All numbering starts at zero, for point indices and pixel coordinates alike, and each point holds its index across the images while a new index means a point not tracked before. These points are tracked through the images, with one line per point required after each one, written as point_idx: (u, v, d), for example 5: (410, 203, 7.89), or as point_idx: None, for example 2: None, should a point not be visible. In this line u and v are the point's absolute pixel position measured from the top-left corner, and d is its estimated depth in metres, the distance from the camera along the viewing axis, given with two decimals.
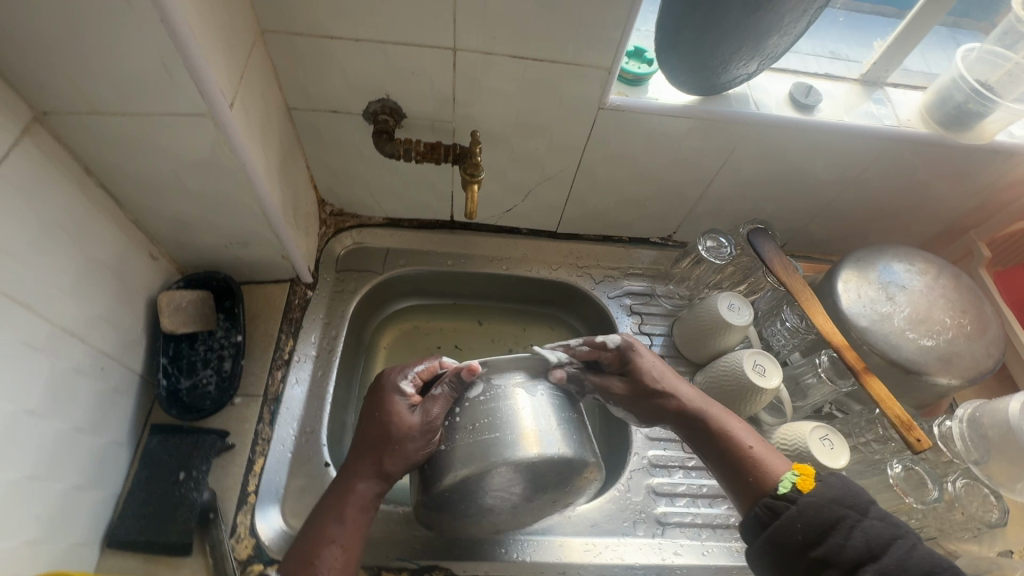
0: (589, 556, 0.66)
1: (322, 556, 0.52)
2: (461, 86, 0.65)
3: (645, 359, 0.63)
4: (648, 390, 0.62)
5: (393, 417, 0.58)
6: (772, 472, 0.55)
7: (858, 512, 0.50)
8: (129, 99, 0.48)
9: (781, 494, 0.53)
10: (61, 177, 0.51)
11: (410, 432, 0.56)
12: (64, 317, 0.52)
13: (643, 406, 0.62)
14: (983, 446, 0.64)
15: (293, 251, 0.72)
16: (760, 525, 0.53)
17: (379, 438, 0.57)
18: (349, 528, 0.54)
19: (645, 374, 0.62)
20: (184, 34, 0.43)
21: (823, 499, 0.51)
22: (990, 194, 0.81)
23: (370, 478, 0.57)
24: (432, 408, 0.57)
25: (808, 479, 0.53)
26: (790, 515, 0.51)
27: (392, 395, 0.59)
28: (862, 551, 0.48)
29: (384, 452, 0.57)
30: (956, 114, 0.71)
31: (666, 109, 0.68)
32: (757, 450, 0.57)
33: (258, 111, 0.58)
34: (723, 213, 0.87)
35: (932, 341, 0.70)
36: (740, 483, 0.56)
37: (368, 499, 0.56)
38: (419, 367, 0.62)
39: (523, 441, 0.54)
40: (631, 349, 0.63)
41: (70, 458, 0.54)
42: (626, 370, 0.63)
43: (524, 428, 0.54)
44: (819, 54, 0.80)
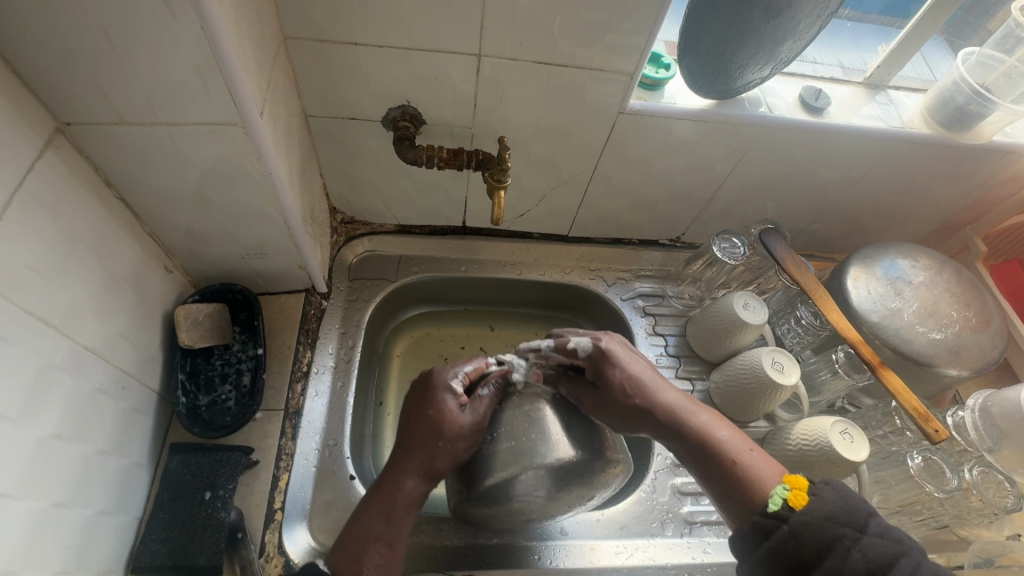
0: (620, 558, 0.66)
1: (368, 554, 0.51)
2: (483, 91, 0.65)
3: (618, 366, 0.59)
4: (618, 398, 0.58)
5: (445, 416, 0.56)
6: (759, 485, 0.51)
7: (855, 529, 0.46)
8: (158, 108, 0.46)
9: (773, 512, 0.49)
10: (83, 190, 0.49)
11: (461, 432, 0.56)
12: (86, 334, 0.50)
13: (619, 417, 0.59)
14: (995, 434, 0.66)
15: (311, 261, 0.70)
16: (750, 543, 0.50)
17: (430, 435, 0.56)
18: (394, 528, 0.53)
19: (617, 387, 0.58)
20: (223, 42, 0.42)
21: (819, 517, 0.47)
22: (986, 192, 0.84)
23: (418, 477, 0.55)
24: (480, 408, 0.57)
25: (799, 493, 0.49)
26: (780, 535, 0.48)
27: (442, 395, 0.58)
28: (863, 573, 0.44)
29: (435, 450, 0.55)
30: (958, 115, 0.73)
31: (684, 113, 0.69)
32: (748, 460, 0.53)
33: (283, 119, 0.57)
34: (733, 213, 0.89)
35: (941, 334, 0.73)
36: (728, 497, 0.53)
37: (415, 499, 0.54)
38: (468, 367, 0.60)
39: (561, 444, 0.56)
40: (604, 355, 0.59)
41: (94, 483, 0.51)
42: (598, 379, 0.59)
43: (562, 433, 0.57)
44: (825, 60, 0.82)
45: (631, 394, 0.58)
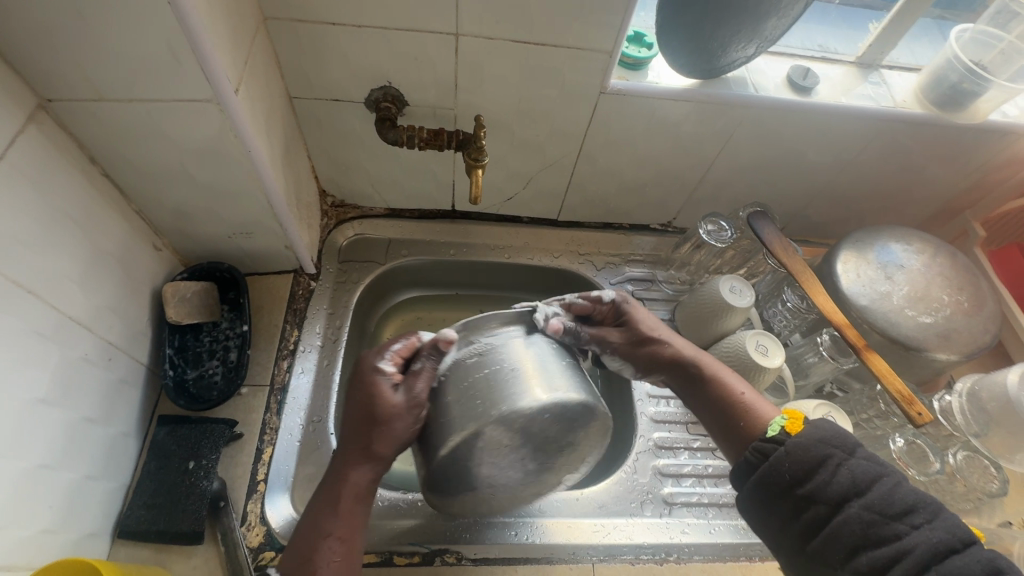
0: (597, 536, 0.66)
1: (321, 551, 0.51)
2: (463, 72, 0.65)
3: (640, 312, 0.63)
4: (642, 337, 0.62)
5: (377, 399, 0.54)
6: (761, 417, 0.54)
7: (845, 450, 0.47)
8: (135, 85, 0.48)
9: (770, 437, 0.50)
10: (67, 166, 0.51)
11: (396, 413, 0.53)
12: (72, 305, 0.52)
13: (641, 353, 0.62)
14: (982, 418, 0.65)
15: (296, 241, 0.72)
16: (750, 468, 0.50)
17: (366, 421, 0.54)
18: (344, 520, 0.53)
19: (641, 325, 0.62)
20: (191, 18, 0.43)
21: (811, 439, 0.47)
22: (983, 175, 0.82)
23: (362, 466, 0.55)
24: (417, 384, 0.54)
25: (796, 422, 0.50)
26: (777, 456, 0.48)
27: (373, 375, 0.55)
28: (848, 489, 0.45)
29: (373, 436, 0.54)
30: (950, 94, 0.72)
31: (667, 92, 0.68)
32: (749, 396, 0.56)
33: (262, 99, 0.59)
34: (723, 197, 0.88)
35: (931, 318, 0.71)
36: (731, 427, 0.55)
37: (363, 488, 0.54)
38: (397, 345, 0.57)
39: (523, 388, 0.50)
40: (627, 301, 0.63)
41: (80, 449, 0.54)
42: (621, 322, 0.63)
43: (521, 376, 0.51)
44: (820, 44, 0.80)
45: (652, 331, 0.62)
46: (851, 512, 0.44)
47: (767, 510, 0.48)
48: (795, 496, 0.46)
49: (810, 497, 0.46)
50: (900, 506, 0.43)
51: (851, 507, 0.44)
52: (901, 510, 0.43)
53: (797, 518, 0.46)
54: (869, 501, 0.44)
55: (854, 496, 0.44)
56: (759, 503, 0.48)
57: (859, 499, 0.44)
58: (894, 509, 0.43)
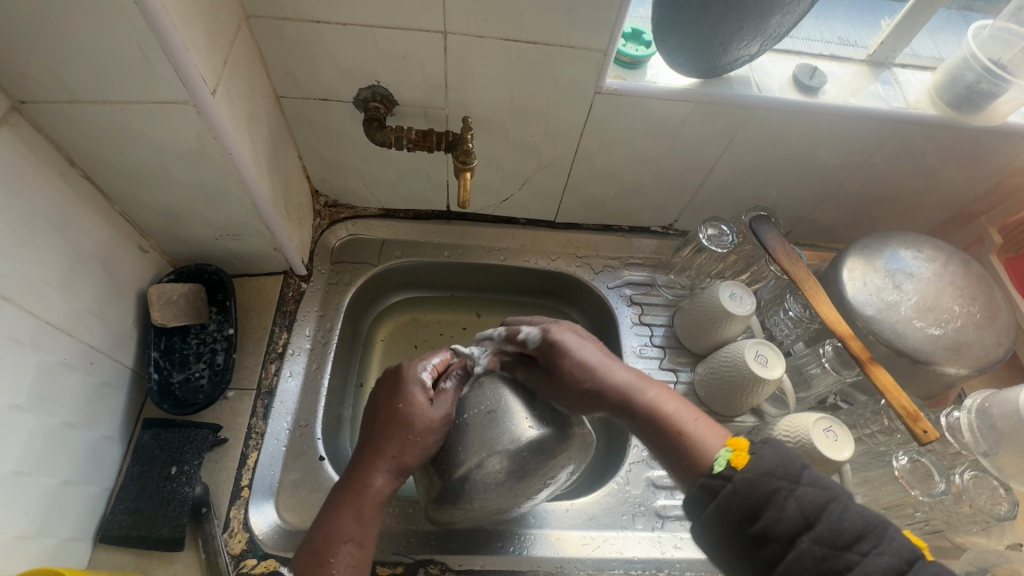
0: (587, 549, 0.65)
1: (338, 555, 0.50)
2: (453, 71, 0.63)
3: (568, 352, 0.59)
4: (571, 380, 0.58)
5: (415, 410, 0.56)
6: (705, 453, 0.50)
7: (791, 480, 0.45)
8: (109, 88, 0.47)
9: (717, 472, 0.48)
10: (43, 169, 0.51)
11: (431, 425, 0.55)
12: (49, 310, 0.52)
13: (573, 400, 0.58)
14: (992, 437, 0.62)
15: (285, 243, 0.71)
16: (699, 504, 0.48)
17: (399, 431, 0.55)
18: (365, 526, 0.52)
19: (567, 369, 0.58)
20: (160, 18, 0.42)
21: (757, 473, 0.46)
22: (1001, 179, 0.78)
23: (387, 474, 0.54)
24: (448, 401, 0.57)
25: (741, 453, 0.48)
26: (724, 495, 0.46)
27: (410, 386, 0.57)
28: (798, 522, 0.43)
29: (404, 445, 0.55)
30: (967, 94, 0.69)
31: (665, 92, 0.66)
32: (693, 429, 0.53)
33: (244, 99, 0.57)
34: (726, 200, 0.85)
35: (940, 330, 0.68)
36: (679, 466, 0.52)
37: (386, 496, 0.54)
38: (436, 359, 0.60)
39: (525, 421, 0.55)
40: (553, 344, 0.59)
41: (59, 453, 0.53)
42: (549, 365, 0.59)
43: (525, 410, 0.56)
44: (825, 40, 0.77)
45: (582, 375, 0.58)
46: (803, 546, 0.42)
47: (722, 548, 0.46)
48: (746, 533, 0.45)
49: (761, 533, 0.44)
50: (850, 535, 0.42)
51: (802, 541, 0.43)
52: (850, 540, 0.42)
53: (752, 554, 0.44)
54: (818, 533, 0.42)
55: (803, 529, 0.43)
56: (716, 541, 0.46)
57: (809, 532, 0.43)
58: (844, 539, 0.42)
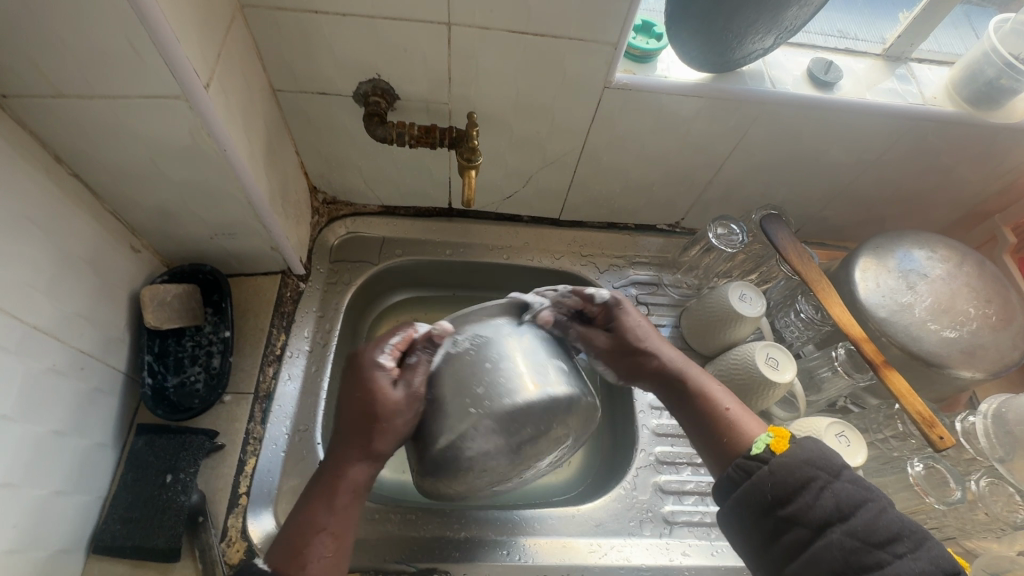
0: (594, 557, 0.63)
1: (311, 546, 0.47)
2: (457, 64, 0.61)
3: (632, 317, 0.60)
4: (629, 344, 0.59)
5: (378, 396, 0.51)
6: (746, 435, 0.51)
7: (830, 473, 0.45)
8: (95, 81, 0.45)
9: (755, 454, 0.47)
10: (26, 167, 0.48)
11: (397, 408, 0.50)
12: (36, 315, 0.50)
13: (628, 362, 0.60)
14: (1009, 444, 0.60)
15: (283, 242, 0.68)
16: (732, 484, 0.48)
17: (363, 419, 0.51)
18: (339, 516, 0.49)
19: (630, 333, 0.59)
20: (148, 6, 0.40)
21: (798, 460, 0.45)
22: (1016, 177, 0.77)
23: (360, 462, 0.51)
24: (414, 379, 0.51)
25: (781, 440, 0.47)
26: (760, 476, 0.46)
27: (371, 371, 0.52)
28: (830, 513, 0.43)
29: (371, 433, 0.51)
30: (986, 91, 0.67)
31: (676, 88, 0.64)
32: (736, 410, 0.53)
33: (239, 93, 0.55)
34: (735, 198, 0.83)
35: (955, 333, 0.66)
36: (715, 443, 0.52)
37: (361, 485, 0.51)
38: (396, 338, 0.54)
39: (519, 384, 0.48)
40: (619, 305, 0.59)
41: (49, 464, 0.51)
42: (611, 325, 0.60)
43: (518, 372, 0.49)
44: (826, 34, 0.74)
45: (641, 339, 0.59)
46: (833, 537, 0.42)
47: (746, 530, 0.46)
48: (777, 517, 0.44)
49: (791, 519, 0.44)
50: (884, 534, 0.41)
51: (833, 532, 0.42)
52: (884, 539, 0.41)
53: (777, 540, 0.44)
54: (852, 527, 0.42)
55: (837, 521, 0.43)
56: (741, 523, 0.46)
57: (842, 524, 0.42)
58: (878, 536, 0.41)
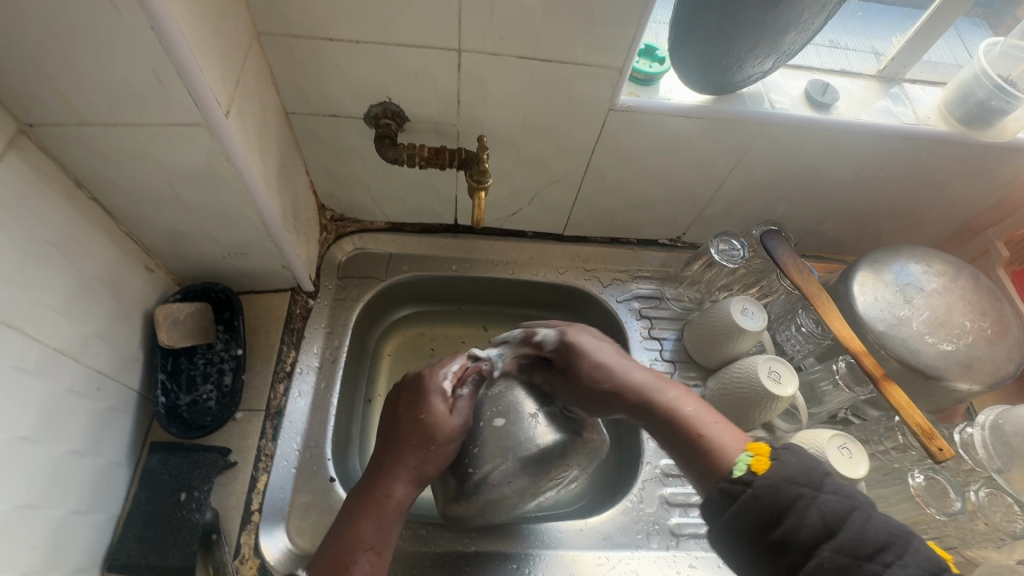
0: (602, 570, 0.64)
1: (357, 563, 0.49)
2: (466, 87, 0.63)
3: (585, 355, 0.60)
4: (587, 383, 0.58)
5: (437, 421, 0.55)
6: (723, 452, 0.49)
7: (812, 487, 0.44)
8: (119, 110, 0.46)
9: (737, 477, 0.47)
10: (48, 192, 0.49)
11: (451, 435, 0.56)
12: (54, 336, 0.51)
13: (592, 401, 0.59)
14: (1005, 453, 0.62)
15: (294, 260, 0.69)
16: (717, 510, 0.47)
17: (420, 442, 0.55)
18: (385, 535, 0.51)
19: (585, 372, 0.59)
20: (175, 39, 0.41)
21: (779, 478, 0.45)
22: (1007, 193, 0.79)
23: (408, 484, 0.54)
24: (465, 410, 0.57)
25: (762, 458, 0.47)
26: (744, 500, 0.45)
27: (432, 396, 0.56)
28: (818, 531, 0.42)
29: (428, 455, 0.55)
30: (978, 111, 0.69)
31: (678, 109, 0.65)
32: (713, 427, 0.52)
33: (255, 118, 0.56)
34: (735, 214, 0.85)
35: (952, 346, 0.68)
36: (695, 465, 0.51)
37: (405, 504, 0.53)
38: (455, 365, 0.59)
39: (535, 431, 0.58)
40: (569, 346, 0.61)
41: (66, 483, 0.52)
42: (568, 366, 0.61)
43: (536, 420, 0.59)
44: (817, 44, 0.78)
45: (598, 376, 0.58)
46: (824, 556, 0.41)
47: (741, 555, 0.45)
48: (767, 541, 0.43)
49: (781, 540, 0.43)
50: (872, 545, 0.40)
51: (823, 551, 0.41)
52: (873, 550, 0.40)
53: (772, 563, 0.43)
54: (840, 543, 0.41)
55: (825, 538, 0.41)
56: (735, 550, 0.45)
57: (830, 540, 0.41)
58: (867, 549, 0.40)
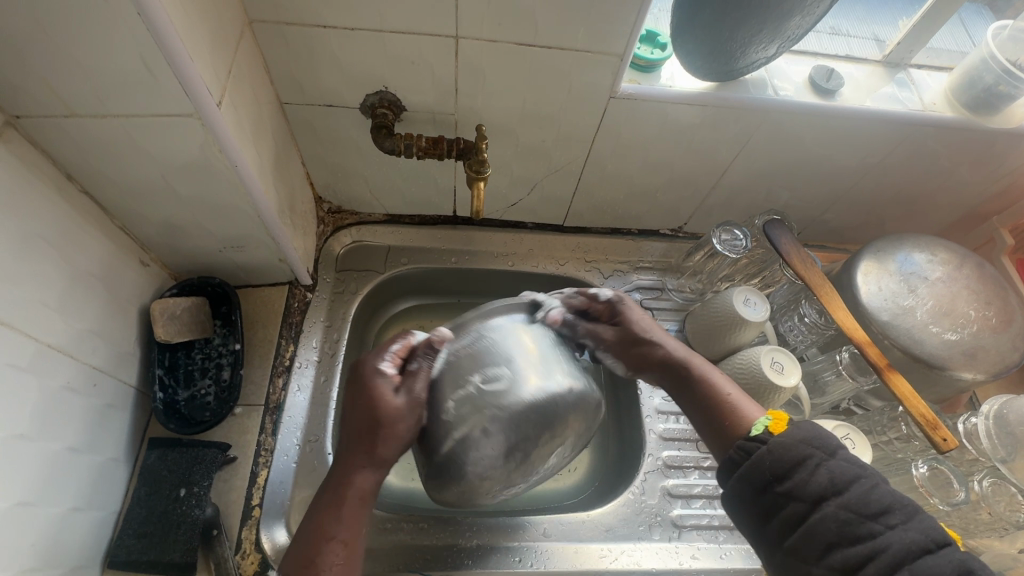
0: (605, 562, 0.64)
1: (324, 554, 0.46)
2: (464, 76, 0.61)
3: (637, 311, 0.61)
4: (634, 336, 0.60)
5: (380, 401, 0.50)
6: (747, 417, 0.51)
7: (826, 451, 0.45)
8: (109, 101, 0.45)
9: (754, 435, 0.47)
10: (38, 186, 0.48)
11: (400, 413, 0.50)
12: (48, 333, 0.50)
13: (631, 354, 0.60)
14: (1010, 443, 0.61)
15: (291, 253, 0.69)
16: (732, 465, 0.48)
17: (368, 425, 0.50)
18: (349, 523, 0.48)
19: (634, 325, 0.60)
20: (165, 27, 0.40)
21: (794, 439, 0.45)
22: (1013, 180, 0.78)
23: (367, 469, 0.50)
24: (416, 385, 0.52)
25: (780, 422, 0.48)
26: (759, 454, 0.46)
27: (373, 377, 0.52)
28: (826, 488, 0.43)
29: (376, 438, 0.50)
30: (985, 96, 0.68)
31: (680, 96, 0.64)
32: (735, 395, 0.54)
33: (249, 108, 0.55)
34: (736, 203, 0.84)
35: (956, 335, 0.67)
36: (718, 427, 0.52)
37: (370, 491, 0.49)
38: (396, 345, 0.54)
39: (522, 380, 0.51)
40: (625, 301, 0.61)
41: (64, 480, 0.51)
42: (616, 320, 0.61)
43: (524, 367, 0.51)
44: (819, 30, 0.77)
45: (645, 331, 0.60)
46: (828, 510, 0.42)
47: (743, 508, 0.46)
48: (775, 493, 0.44)
49: (788, 494, 0.44)
50: (877, 506, 0.41)
51: (828, 506, 0.42)
52: (877, 510, 0.41)
53: (775, 517, 0.44)
54: (846, 499, 0.42)
55: (832, 494, 0.42)
56: (739, 499, 0.46)
57: (837, 497, 0.42)
58: (871, 509, 0.41)
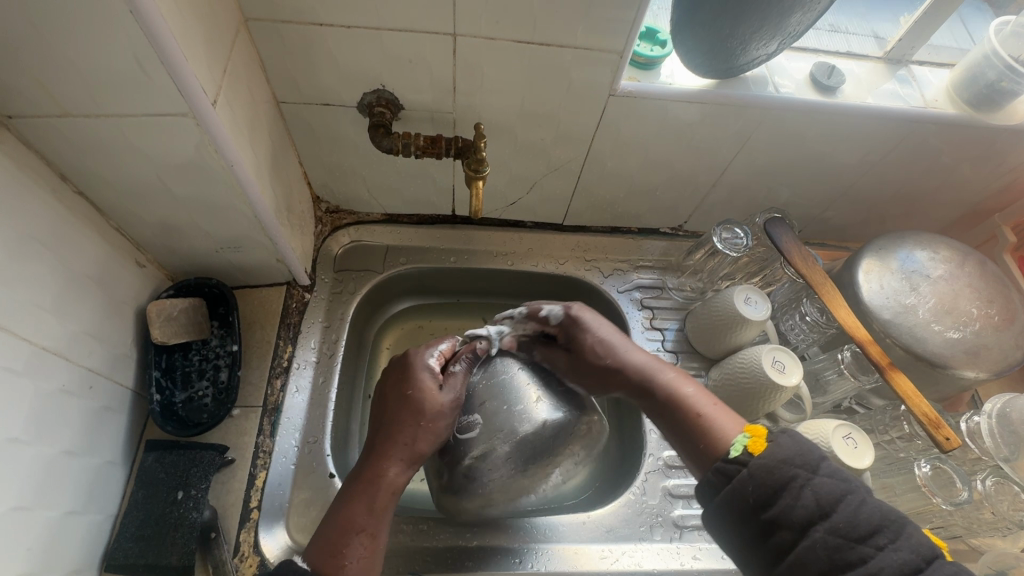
0: (606, 563, 0.64)
1: (351, 546, 0.49)
2: (462, 74, 0.61)
3: (591, 330, 0.59)
4: (590, 359, 0.58)
5: (425, 396, 0.55)
6: (721, 433, 0.48)
7: (808, 470, 0.43)
8: (102, 101, 0.44)
9: (733, 457, 0.46)
10: (31, 187, 0.48)
11: (441, 411, 0.55)
12: (43, 335, 0.49)
13: (592, 377, 0.58)
14: (1012, 442, 0.62)
15: (288, 254, 0.68)
16: (714, 490, 0.46)
17: (411, 418, 0.54)
18: (376, 517, 0.51)
19: (588, 347, 0.58)
20: (157, 26, 0.39)
21: (775, 460, 0.44)
22: (1016, 177, 0.77)
23: (401, 463, 0.53)
24: (457, 386, 0.56)
25: (759, 439, 0.46)
26: (740, 479, 0.44)
27: (419, 373, 0.56)
28: (813, 512, 0.42)
29: (416, 432, 0.54)
30: (987, 93, 0.67)
31: (679, 94, 0.64)
32: (710, 409, 0.51)
33: (245, 107, 0.54)
34: (737, 202, 0.83)
35: (958, 333, 0.67)
36: (693, 447, 0.50)
37: (399, 486, 0.53)
38: (443, 346, 0.59)
39: (532, 406, 0.56)
40: (574, 321, 0.60)
41: (60, 484, 0.51)
42: (569, 344, 0.60)
43: (532, 394, 0.57)
44: (818, 27, 0.76)
45: (602, 354, 0.58)
46: (817, 537, 0.41)
47: (731, 531, 0.45)
48: (761, 520, 0.43)
49: (774, 520, 0.42)
50: (865, 527, 0.40)
51: (816, 531, 0.41)
52: (866, 532, 0.40)
53: (764, 542, 0.43)
54: (834, 523, 0.41)
55: (819, 518, 0.41)
56: (726, 528, 0.45)
57: (824, 522, 0.41)
58: (860, 531, 0.40)
